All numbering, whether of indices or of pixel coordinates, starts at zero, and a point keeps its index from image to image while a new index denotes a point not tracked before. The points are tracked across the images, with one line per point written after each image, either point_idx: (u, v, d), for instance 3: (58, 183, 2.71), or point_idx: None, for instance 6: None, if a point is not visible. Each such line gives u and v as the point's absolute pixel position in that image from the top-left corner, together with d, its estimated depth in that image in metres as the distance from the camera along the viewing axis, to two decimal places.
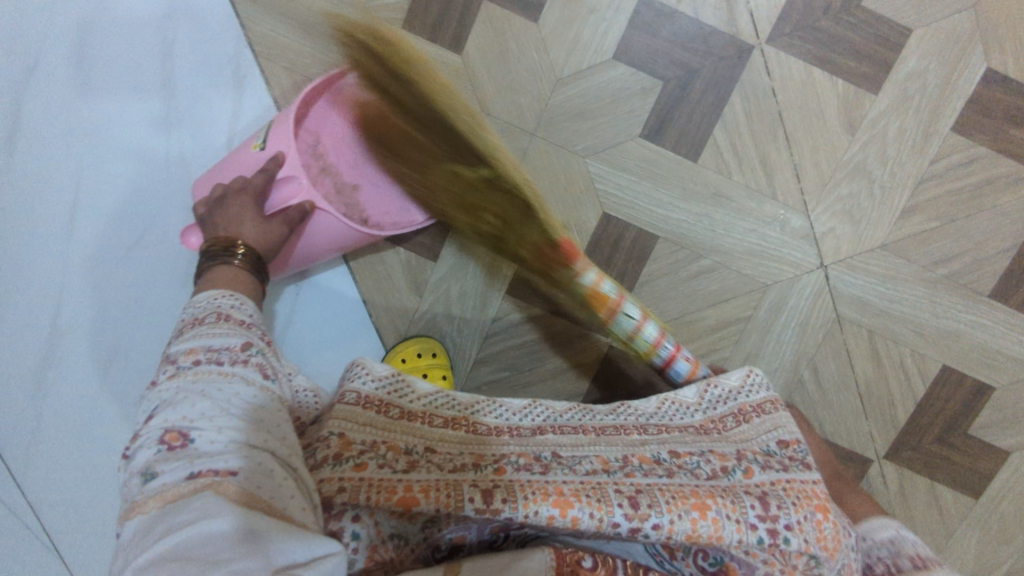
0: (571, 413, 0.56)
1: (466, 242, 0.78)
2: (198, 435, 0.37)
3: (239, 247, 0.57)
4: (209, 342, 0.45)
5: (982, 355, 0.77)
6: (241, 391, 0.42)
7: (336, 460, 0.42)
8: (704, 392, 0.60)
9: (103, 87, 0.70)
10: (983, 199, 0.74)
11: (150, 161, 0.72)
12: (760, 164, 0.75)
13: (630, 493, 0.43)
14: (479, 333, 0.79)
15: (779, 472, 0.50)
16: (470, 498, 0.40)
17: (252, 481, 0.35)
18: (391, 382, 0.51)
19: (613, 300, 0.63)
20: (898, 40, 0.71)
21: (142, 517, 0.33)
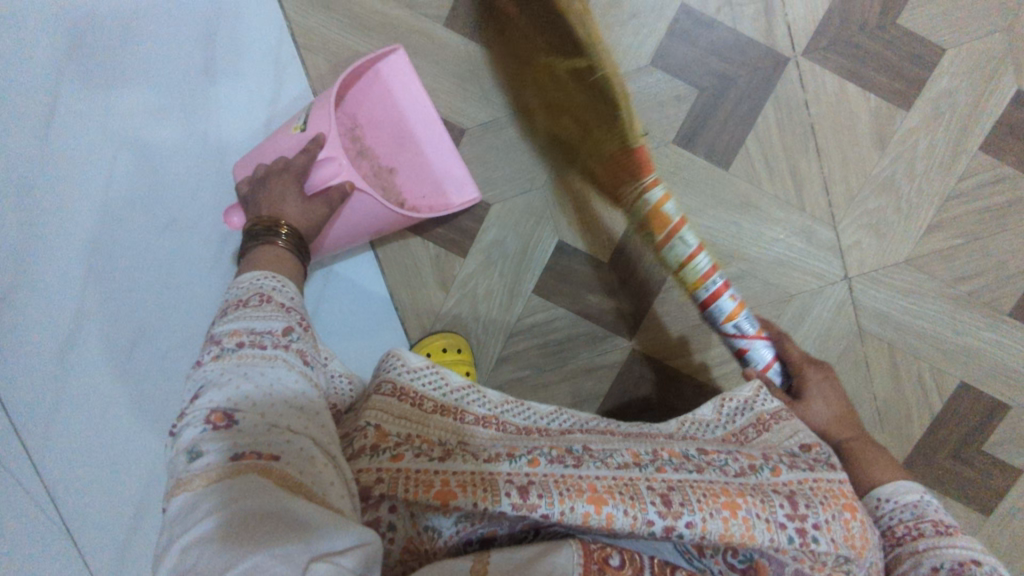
0: (595, 421, 0.55)
1: (494, 240, 0.78)
2: (243, 418, 0.36)
3: (283, 226, 0.56)
4: (253, 325, 0.42)
5: (999, 373, 0.78)
6: (285, 376, 0.40)
7: (374, 451, 0.42)
8: (721, 406, 0.59)
9: (150, 69, 0.65)
10: (1008, 219, 0.75)
11: (187, 149, 0.68)
12: (790, 176, 0.76)
13: (662, 490, 0.43)
14: (504, 331, 0.80)
15: (805, 472, 0.50)
16: (506, 493, 0.40)
17: (294, 466, 0.34)
18: (426, 374, 0.52)
19: (672, 221, 0.59)
20: (931, 58, 0.73)
21: (188, 494, 0.32)
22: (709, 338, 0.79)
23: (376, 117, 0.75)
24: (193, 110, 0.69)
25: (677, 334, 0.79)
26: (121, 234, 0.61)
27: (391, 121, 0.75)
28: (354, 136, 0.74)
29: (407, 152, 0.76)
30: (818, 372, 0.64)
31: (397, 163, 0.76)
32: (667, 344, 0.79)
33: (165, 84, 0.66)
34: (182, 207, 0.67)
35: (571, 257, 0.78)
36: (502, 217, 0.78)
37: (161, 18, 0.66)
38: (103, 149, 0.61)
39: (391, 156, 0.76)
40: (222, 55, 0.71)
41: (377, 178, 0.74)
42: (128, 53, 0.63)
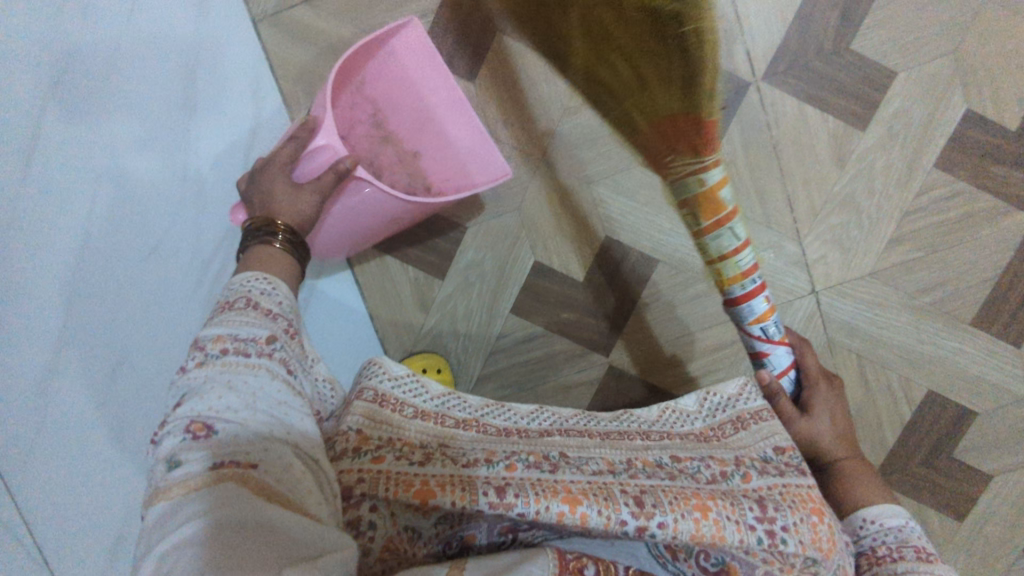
0: (576, 418, 0.56)
1: (472, 261, 0.80)
2: (222, 428, 0.37)
3: (280, 225, 0.54)
4: (237, 332, 0.42)
5: (965, 381, 0.80)
6: (267, 386, 0.40)
7: (356, 453, 0.44)
8: (704, 399, 0.60)
9: (141, 87, 0.65)
10: (966, 231, 0.78)
11: (171, 174, 0.68)
12: (755, 194, 0.79)
13: (635, 492, 0.44)
14: (483, 350, 0.81)
15: (776, 477, 0.51)
16: (484, 493, 0.41)
17: (271, 474, 0.35)
18: (407, 381, 0.53)
19: (723, 211, 0.47)
20: (883, 81, 0.76)
21: (166, 502, 0.33)
22: (684, 354, 0.81)
23: (396, 101, 0.76)
24: (173, 141, 0.68)
25: (653, 350, 0.81)
26: (109, 248, 0.60)
27: (410, 102, 0.75)
28: (376, 122, 0.76)
29: (428, 134, 0.76)
30: (824, 391, 0.63)
31: (420, 145, 0.76)
32: (644, 359, 0.81)
33: (145, 111, 0.65)
34: (167, 229, 0.67)
35: (548, 276, 0.80)
36: (480, 239, 0.80)
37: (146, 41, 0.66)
38: (97, 160, 0.60)
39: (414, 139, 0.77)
40: (202, 86, 0.73)
41: (400, 163, 0.76)
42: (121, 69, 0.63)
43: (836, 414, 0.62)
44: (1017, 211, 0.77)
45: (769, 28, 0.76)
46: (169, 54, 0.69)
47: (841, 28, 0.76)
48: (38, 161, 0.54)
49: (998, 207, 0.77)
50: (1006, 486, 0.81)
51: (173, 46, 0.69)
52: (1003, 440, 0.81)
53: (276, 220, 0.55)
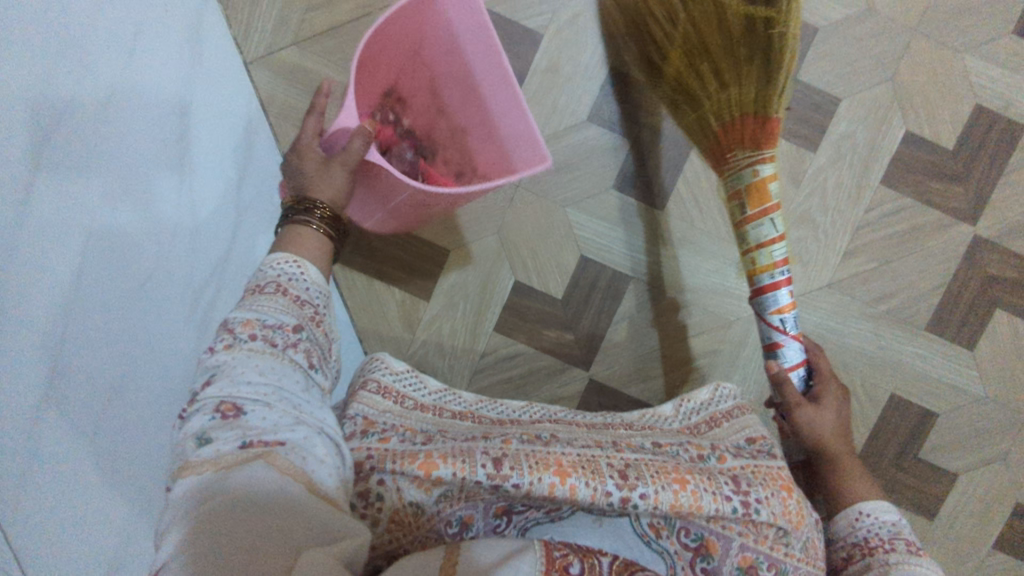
0: (564, 412, 0.63)
1: (455, 283, 0.84)
2: (250, 410, 0.42)
3: (319, 206, 0.60)
4: (265, 319, 0.49)
5: (924, 384, 0.85)
6: (288, 371, 0.47)
7: (364, 434, 0.51)
8: (679, 407, 0.66)
9: (139, 115, 0.63)
10: (914, 242, 0.84)
11: (167, 204, 0.66)
12: (718, 213, 0.84)
13: (619, 467, 0.48)
14: (468, 368, 0.85)
15: (748, 458, 0.55)
16: (482, 465, 0.46)
17: (296, 454, 0.41)
18: (405, 377, 0.61)
19: (768, 204, 0.60)
20: (829, 107, 0.83)
21: (196, 476, 0.38)
22: (661, 366, 0.85)
23: (450, 65, 0.77)
24: (172, 177, 0.68)
25: (630, 363, 0.85)
26: (112, 268, 0.56)
27: (463, 71, 0.76)
28: (434, 87, 0.81)
29: (476, 108, 0.78)
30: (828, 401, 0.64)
31: (469, 118, 0.80)
32: (623, 372, 0.85)
33: (142, 147, 0.63)
34: (167, 254, 0.65)
35: (528, 295, 0.84)
36: (463, 261, 0.84)
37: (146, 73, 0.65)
38: (98, 178, 0.56)
39: (465, 114, 0.80)
40: (196, 121, 0.74)
41: (450, 133, 0.82)
42: (119, 95, 0.61)
43: (837, 418, 0.65)
44: (958, 223, 0.84)
45: None
46: (166, 94, 0.68)
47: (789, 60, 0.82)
48: (40, 187, 0.50)
49: (940, 220, 0.84)
50: (970, 483, 0.85)
51: (169, 87, 0.69)
52: (964, 439, 0.86)
53: (313, 198, 0.60)
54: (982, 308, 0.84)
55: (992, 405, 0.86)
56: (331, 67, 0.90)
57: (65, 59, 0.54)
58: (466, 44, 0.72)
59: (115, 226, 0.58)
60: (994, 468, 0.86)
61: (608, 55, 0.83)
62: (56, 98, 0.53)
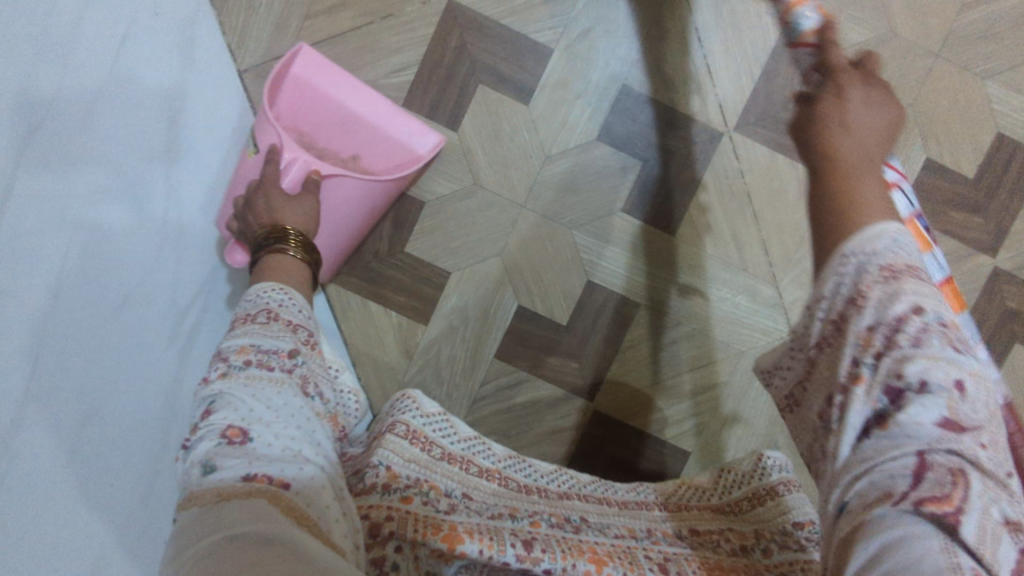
0: (594, 485, 0.62)
1: (456, 307, 0.80)
2: (256, 437, 0.41)
3: (291, 233, 0.60)
4: (259, 344, 0.47)
5: None
6: (290, 400, 0.45)
7: (385, 490, 0.49)
8: (721, 476, 0.64)
9: (119, 129, 0.65)
10: None
11: (150, 218, 0.67)
12: (731, 238, 0.81)
13: (659, 560, 0.49)
14: (468, 397, 0.81)
15: (796, 552, 0.52)
16: (512, 545, 0.45)
17: (303, 497, 0.39)
18: (435, 421, 0.61)
19: None
20: None
21: (199, 507, 0.37)
22: (668, 396, 0.81)
23: (310, 111, 0.74)
24: (159, 183, 0.69)
25: (637, 393, 0.81)
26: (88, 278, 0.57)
27: (327, 109, 0.74)
28: (305, 142, 0.73)
29: (356, 132, 0.75)
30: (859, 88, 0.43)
31: (356, 147, 0.75)
32: (627, 404, 0.81)
33: (123, 152, 0.65)
34: (148, 270, 0.65)
35: (532, 321, 0.81)
36: (464, 284, 0.80)
37: (130, 87, 0.67)
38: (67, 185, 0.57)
39: (346, 142, 0.75)
40: (188, 136, 0.74)
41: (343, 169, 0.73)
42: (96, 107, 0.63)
43: (873, 128, 0.41)
44: (978, 254, 0.81)
45: (739, 80, 0.79)
46: (151, 100, 0.69)
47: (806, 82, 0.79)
48: (19, 188, 0.53)
49: (961, 250, 0.80)
50: None
51: (155, 97, 0.70)
52: None
53: (284, 228, 0.60)
54: (1002, 345, 0.81)
55: None
56: None
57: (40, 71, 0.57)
58: (303, 76, 0.72)
59: (99, 221, 0.60)
60: None
61: (621, 72, 0.79)
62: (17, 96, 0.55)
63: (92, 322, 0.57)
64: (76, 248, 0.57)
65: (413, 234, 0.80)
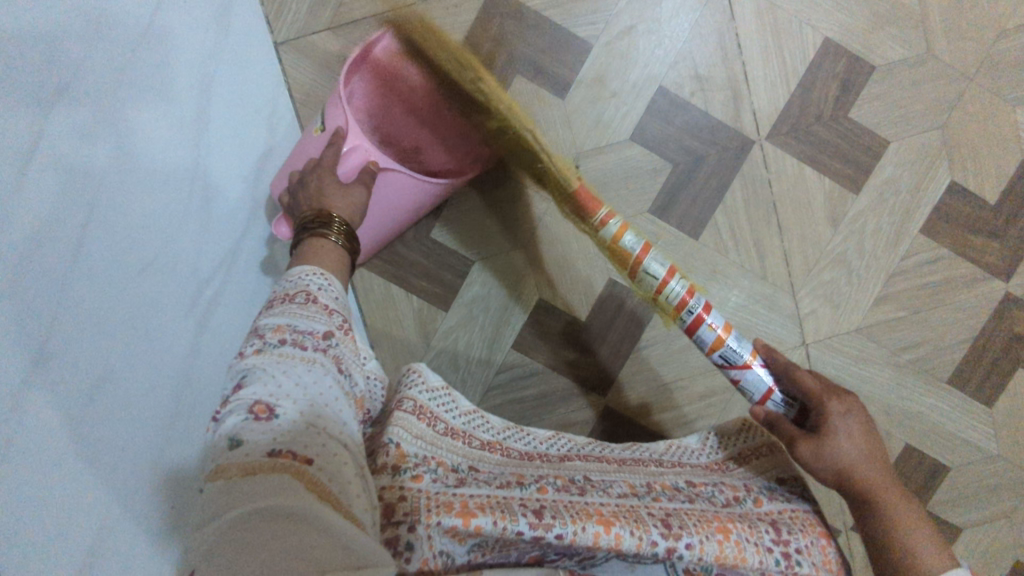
0: (590, 446, 0.64)
1: (478, 296, 0.81)
2: (282, 413, 0.41)
3: (335, 219, 0.60)
4: (296, 324, 0.48)
5: (943, 437, 0.83)
6: (321, 378, 0.45)
7: (396, 470, 0.49)
8: (707, 438, 0.66)
9: (150, 88, 0.62)
10: (946, 295, 0.82)
11: (174, 181, 0.66)
12: (754, 246, 0.81)
13: (662, 516, 0.49)
14: (483, 385, 0.81)
15: (784, 502, 0.57)
16: (523, 514, 0.45)
17: (325, 473, 0.38)
18: (440, 395, 0.61)
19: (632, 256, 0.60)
20: (876, 149, 0.80)
21: (223, 481, 0.36)
22: (680, 397, 0.82)
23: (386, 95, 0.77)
24: (182, 150, 0.67)
25: (649, 391, 0.82)
26: (105, 233, 0.55)
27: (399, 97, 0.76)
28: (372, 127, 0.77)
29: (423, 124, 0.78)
30: (840, 403, 0.54)
31: (421, 138, 0.79)
32: (639, 401, 0.82)
33: (150, 117, 0.62)
34: (169, 233, 0.64)
35: (551, 313, 0.81)
36: (487, 273, 0.81)
37: (164, 45, 0.65)
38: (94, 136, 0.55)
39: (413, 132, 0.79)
40: (217, 101, 0.73)
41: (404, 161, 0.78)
42: (130, 63, 0.60)
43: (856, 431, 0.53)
44: (991, 278, 0.82)
45: (775, 90, 0.80)
46: (183, 60, 0.67)
47: (841, 96, 0.80)
48: (46, 140, 0.49)
49: (975, 273, 0.82)
50: (970, 539, 0.83)
51: (187, 58, 0.68)
52: (974, 493, 0.84)
53: (330, 215, 0.60)
54: (1006, 367, 0.82)
55: (1004, 464, 0.83)
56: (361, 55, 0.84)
57: (86, 21, 0.55)
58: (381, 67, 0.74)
59: (116, 177, 0.57)
60: (996, 525, 0.84)
61: (659, 73, 0.79)
62: (55, 37, 0.52)
63: (113, 288, 0.55)
64: (94, 209, 0.54)
65: (443, 220, 0.80)
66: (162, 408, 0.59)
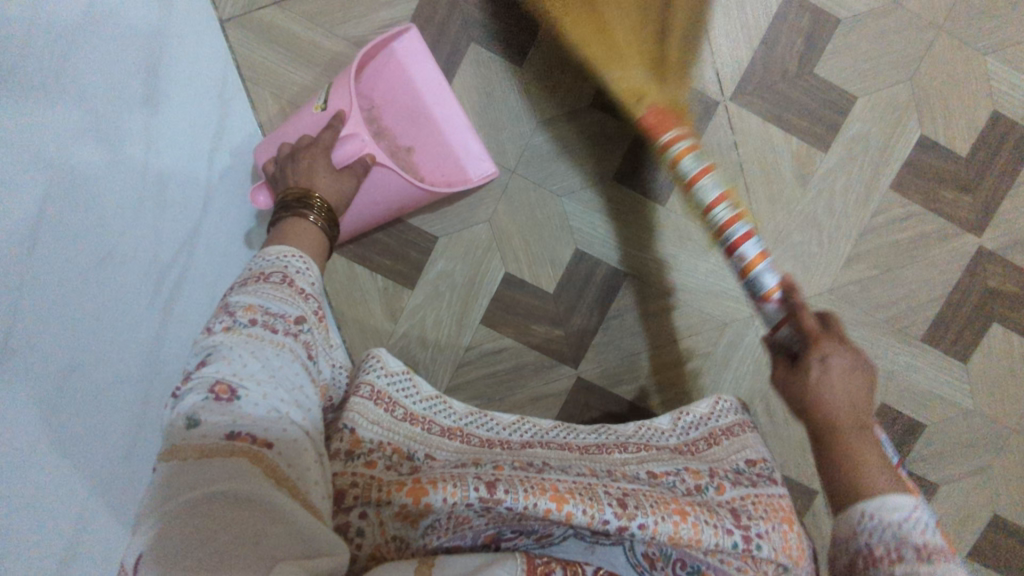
0: (555, 430, 0.62)
1: (444, 272, 0.80)
2: (244, 394, 0.39)
3: (315, 200, 0.58)
4: (268, 305, 0.45)
5: (916, 394, 0.82)
6: (289, 362, 0.43)
7: (349, 456, 0.49)
8: (678, 419, 0.66)
9: (96, 68, 0.59)
10: (918, 252, 0.81)
11: (127, 166, 0.62)
12: None
13: (618, 495, 0.47)
14: (452, 361, 0.81)
15: (748, 487, 0.56)
16: (475, 487, 0.44)
17: (285, 458, 0.38)
18: (400, 380, 0.59)
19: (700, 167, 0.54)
20: (844, 105, 0.79)
21: (179, 462, 0.35)
22: (651, 366, 0.82)
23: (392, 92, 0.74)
24: (139, 135, 0.65)
25: (621, 360, 0.82)
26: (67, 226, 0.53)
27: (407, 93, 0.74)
28: (371, 116, 0.74)
29: (422, 128, 0.75)
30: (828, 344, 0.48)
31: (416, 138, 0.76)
32: (610, 372, 0.82)
33: (101, 100, 0.59)
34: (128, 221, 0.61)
35: (517, 286, 0.80)
36: (451, 248, 0.80)
37: (107, 23, 0.61)
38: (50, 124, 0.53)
39: (409, 131, 0.75)
40: (170, 82, 0.70)
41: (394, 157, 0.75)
42: (74, 45, 0.57)
43: (843, 377, 0.48)
44: (963, 233, 0.81)
45: (739, 48, 0.78)
46: (130, 40, 0.64)
47: (807, 51, 0.78)
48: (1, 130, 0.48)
49: (948, 228, 0.81)
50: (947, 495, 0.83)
51: (136, 38, 0.65)
52: (951, 450, 0.83)
53: (312, 196, 0.58)
54: (980, 322, 0.82)
55: (980, 419, 0.83)
56: (315, 28, 0.82)
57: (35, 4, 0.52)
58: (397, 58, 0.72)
59: (76, 163, 0.55)
60: (973, 481, 0.83)
61: None
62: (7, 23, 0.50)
63: (75, 282, 0.54)
64: (51, 200, 0.52)
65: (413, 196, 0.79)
66: (132, 396, 0.59)
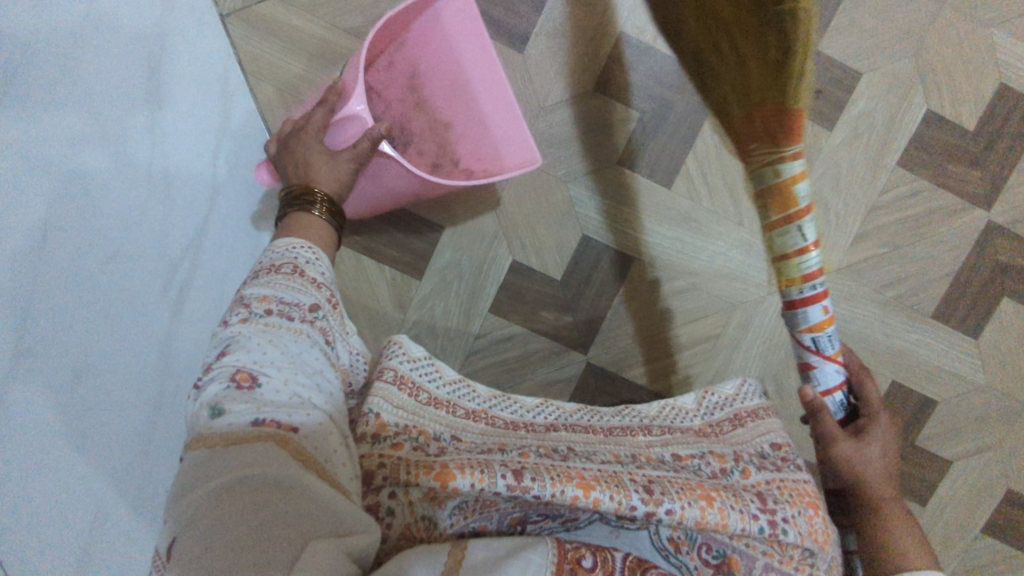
0: (579, 413, 0.62)
1: (452, 261, 0.80)
2: (265, 382, 0.39)
3: (318, 195, 0.58)
4: (283, 295, 0.46)
5: (927, 371, 0.82)
6: (308, 351, 0.44)
7: (376, 438, 0.49)
8: (703, 399, 0.65)
9: (98, 64, 0.58)
10: (927, 228, 0.80)
11: (131, 165, 0.61)
12: (727, 192, 0.80)
13: (644, 481, 0.47)
14: (462, 350, 0.81)
15: (772, 472, 0.55)
16: (502, 475, 0.44)
17: (310, 441, 0.38)
18: (422, 365, 0.59)
19: (798, 207, 0.45)
20: (849, 82, 0.78)
21: (205, 450, 0.35)
22: (661, 349, 0.82)
23: (438, 66, 0.75)
24: (144, 132, 0.64)
25: (631, 345, 0.82)
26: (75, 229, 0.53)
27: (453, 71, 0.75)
28: (412, 85, 0.76)
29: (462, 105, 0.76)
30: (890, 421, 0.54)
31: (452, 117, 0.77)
32: (620, 356, 0.82)
33: (105, 98, 0.58)
34: (133, 220, 0.61)
35: (524, 273, 0.80)
36: (457, 238, 0.80)
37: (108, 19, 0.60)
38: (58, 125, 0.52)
39: (451, 107, 0.77)
40: (173, 78, 0.69)
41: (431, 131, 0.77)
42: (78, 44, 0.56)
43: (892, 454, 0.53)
44: (972, 208, 0.80)
45: None
46: (132, 37, 0.63)
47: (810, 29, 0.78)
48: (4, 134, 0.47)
49: (956, 202, 0.80)
50: (961, 472, 0.83)
51: (139, 35, 0.65)
52: (963, 426, 0.83)
53: (315, 190, 0.58)
54: (990, 297, 0.81)
55: (992, 394, 0.83)
56: (315, 21, 0.84)
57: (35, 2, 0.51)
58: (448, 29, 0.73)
59: (83, 169, 0.55)
60: (987, 457, 0.83)
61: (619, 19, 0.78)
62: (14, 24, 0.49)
63: (86, 291, 0.54)
64: (58, 203, 0.51)
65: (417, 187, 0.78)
66: (144, 399, 0.59)
